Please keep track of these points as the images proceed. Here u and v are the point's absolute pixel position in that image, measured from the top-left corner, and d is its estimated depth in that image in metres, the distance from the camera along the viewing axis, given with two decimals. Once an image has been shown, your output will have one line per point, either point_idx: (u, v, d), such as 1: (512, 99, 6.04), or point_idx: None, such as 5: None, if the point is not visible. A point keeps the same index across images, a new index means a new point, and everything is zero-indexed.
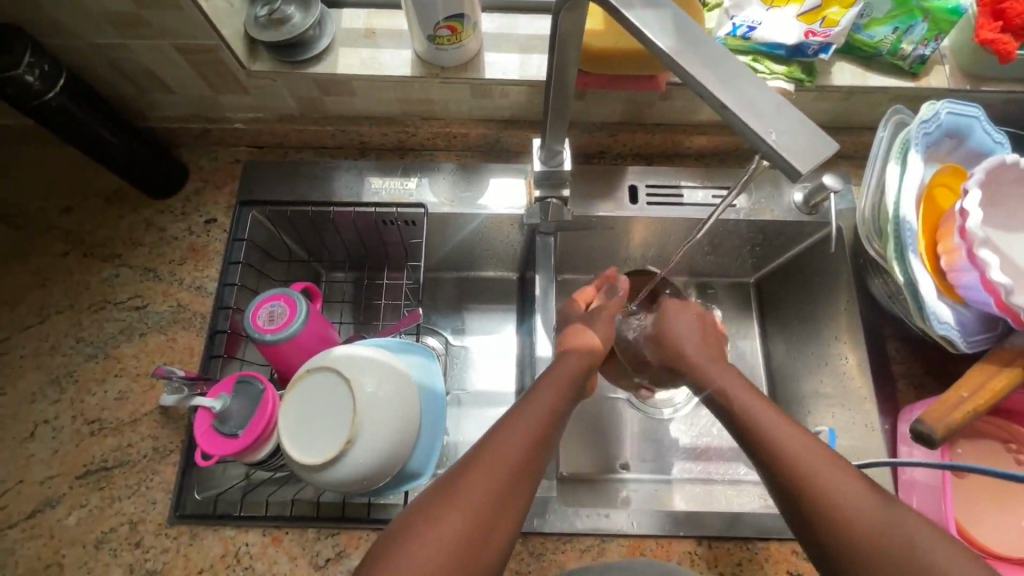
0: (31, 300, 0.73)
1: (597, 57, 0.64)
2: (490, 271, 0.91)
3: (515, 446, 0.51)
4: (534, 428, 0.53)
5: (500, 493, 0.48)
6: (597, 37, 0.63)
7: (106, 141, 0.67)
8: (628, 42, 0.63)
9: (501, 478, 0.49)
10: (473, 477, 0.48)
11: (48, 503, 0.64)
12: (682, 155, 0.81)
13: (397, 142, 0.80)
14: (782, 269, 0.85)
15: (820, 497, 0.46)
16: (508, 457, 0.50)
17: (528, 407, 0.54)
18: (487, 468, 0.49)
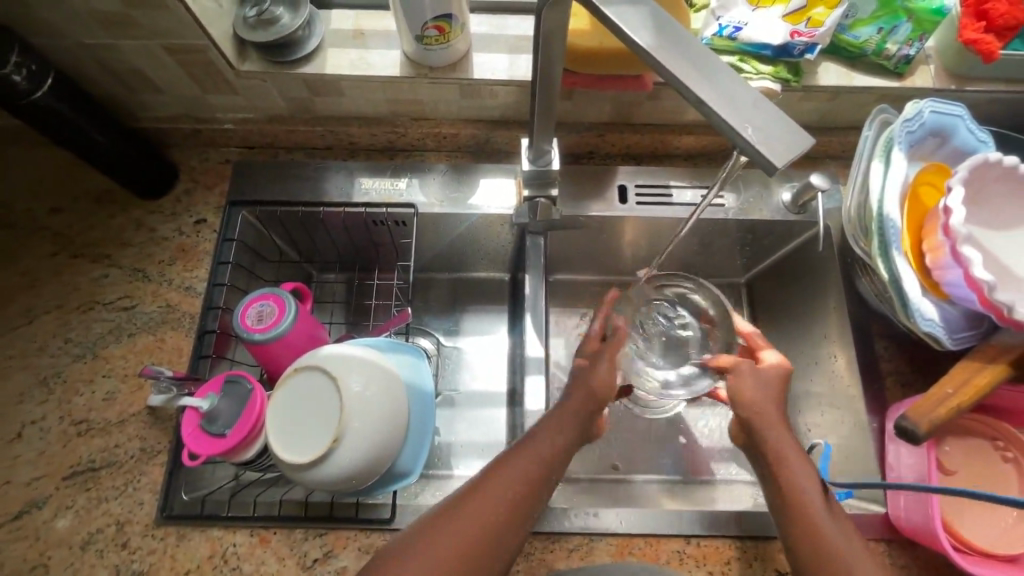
0: (19, 300, 0.72)
1: (583, 57, 0.65)
2: (482, 271, 0.91)
3: (518, 476, 0.51)
4: (540, 459, 0.53)
5: (499, 522, 0.49)
6: (582, 37, 0.64)
7: (95, 141, 0.67)
8: (614, 43, 0.63)
9: (513, 492, 0.50)
10: (487, 491, 0.50)
11: (35, 504, 0.64)
12: (672, 156, 0.81)
13: (387, 142, 0.80)
14: (773, 269, 0.86)
15: (802, 511, 0.51)
16: (512, 488, 0.50)
17: (536, 439, 0.55)
18: (489, 496, 0.50)
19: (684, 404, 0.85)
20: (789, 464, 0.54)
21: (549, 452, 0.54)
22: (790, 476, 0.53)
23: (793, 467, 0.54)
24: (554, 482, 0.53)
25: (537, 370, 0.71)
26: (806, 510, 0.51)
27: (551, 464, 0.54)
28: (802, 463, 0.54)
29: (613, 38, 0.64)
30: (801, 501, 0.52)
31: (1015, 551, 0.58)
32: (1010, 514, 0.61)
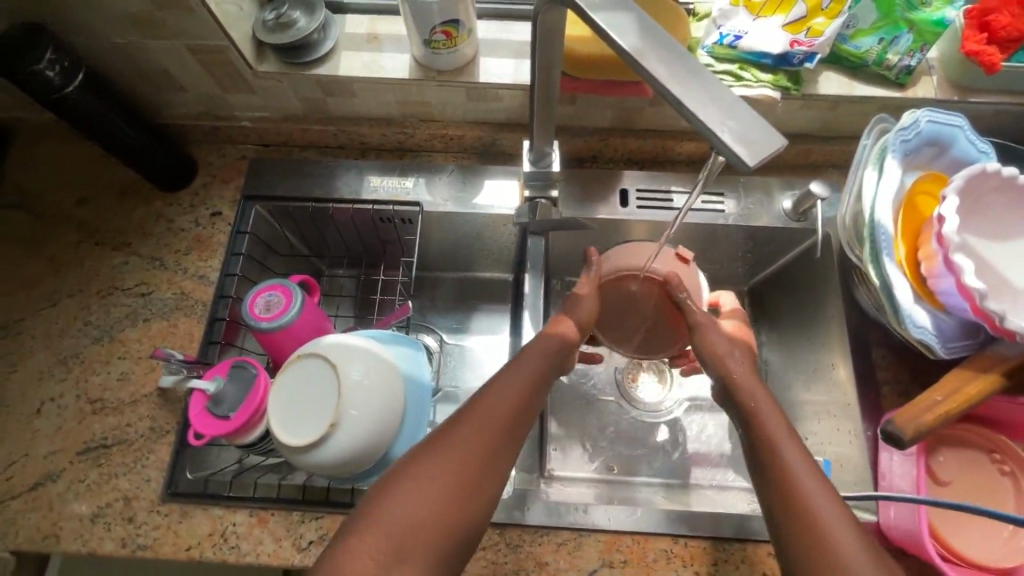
0: (44, 284, 0.77)
1: (588, 64, 0.67)
2: (486, 271, 0.93)
3: (493, 411, 0.52)
4: (513, 394, 0.54)
5: (477, 459, 0.49)
6: (581, 43, 0.66)
7: (120, 134, 0.71)
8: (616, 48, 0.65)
9: (502, 410, 0.52)
10: (478, 411, 0.52)
11: (50, 476, 0.67)
12: (673, 161, 0.82)
13: (396, 142, 0.82)
14: (775, 277, 0.86)
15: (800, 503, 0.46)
16: (500, 411, 0.52)
17: (509, 373, 0.55)
18: (467, 431, 0.50)
19: (681, 411, 0.86)
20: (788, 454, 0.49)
21: (523, 386, 0.55)
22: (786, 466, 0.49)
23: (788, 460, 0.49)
24: (530, 413, 0.54)
25: None
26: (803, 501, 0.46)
27: (527, 394, 0.54)
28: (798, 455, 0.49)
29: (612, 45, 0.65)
30: (799, 496, 0.47)
31: (1009, 566, 0.57)
32: (1005, 529, 0.60)
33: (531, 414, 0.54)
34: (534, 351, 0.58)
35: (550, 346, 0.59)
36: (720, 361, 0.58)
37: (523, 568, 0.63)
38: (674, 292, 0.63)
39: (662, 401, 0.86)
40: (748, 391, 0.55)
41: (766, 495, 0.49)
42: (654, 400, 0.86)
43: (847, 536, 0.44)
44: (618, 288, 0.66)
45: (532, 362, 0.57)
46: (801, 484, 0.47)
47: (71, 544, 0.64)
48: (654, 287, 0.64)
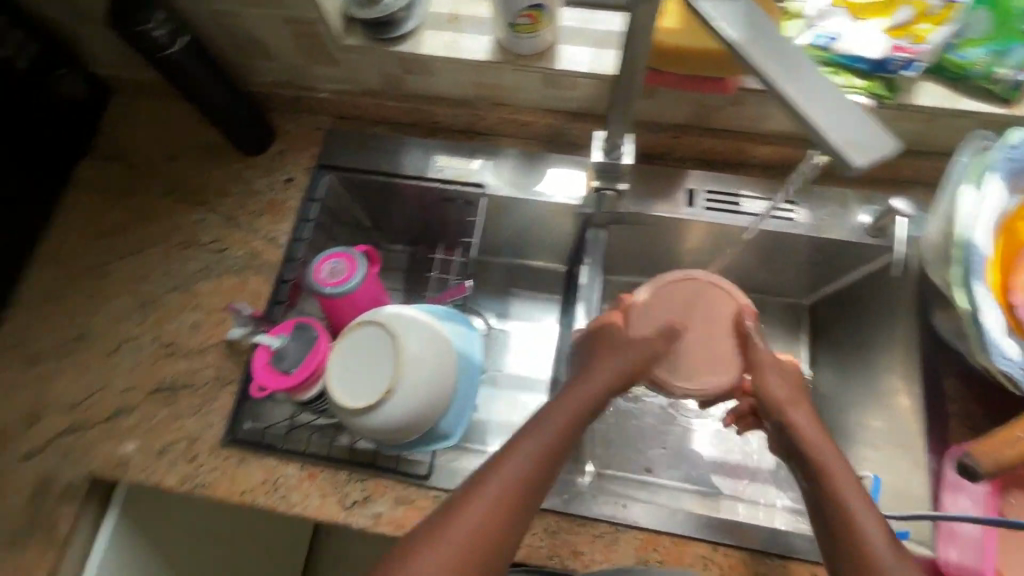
0: (131, 232, 0.82)
1: (675, 57, 0.65)
2: (538, 260, 0.94)
3: (552, 432, 0.53)
4: (557, 434, 0.53)
5: (541, 471, 0.51)
6: (672, 35, 0.64)
7: (211, 97, 0.74)
8: (705, 42, 0.63)
9: (568, 422, 0.54)
10: (548, 421, 0.54)
11: (125, 410, 0.72)
12: (748, 165, 0.80)
13: (467, 124, 0.84)
14: (840, 294, 0.82)
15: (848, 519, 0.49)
16: (569, 424, 0.54)
17: (580, 384, 0.57)
18: (537, 442, 0.52)
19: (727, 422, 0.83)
20: (857, 507, 0.50)
21: (568, 425, 0.54)
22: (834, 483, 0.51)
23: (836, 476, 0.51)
24: (569, 455, 0.54)
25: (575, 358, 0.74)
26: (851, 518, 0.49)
27: (575, 426, 0.55)
28: (844, 468, 0.52)
29: (703, 39, 0.63)
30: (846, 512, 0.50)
31: None
32: None
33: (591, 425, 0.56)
34: (590, 386, 0.57)
35: (600, 385, 0.57)
36: (777, 403, 0.56)
37: (557, 553, 0.64)
38: (741, 318, 0.62)
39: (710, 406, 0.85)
40: (808, 432, 0.54)
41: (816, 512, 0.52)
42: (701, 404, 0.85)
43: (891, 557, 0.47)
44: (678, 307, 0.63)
45: (602, 373, 0.58)
46: (871, 537, 0.48)
47: (139, 475, 0.69)
48: (716, 312, 0.63)
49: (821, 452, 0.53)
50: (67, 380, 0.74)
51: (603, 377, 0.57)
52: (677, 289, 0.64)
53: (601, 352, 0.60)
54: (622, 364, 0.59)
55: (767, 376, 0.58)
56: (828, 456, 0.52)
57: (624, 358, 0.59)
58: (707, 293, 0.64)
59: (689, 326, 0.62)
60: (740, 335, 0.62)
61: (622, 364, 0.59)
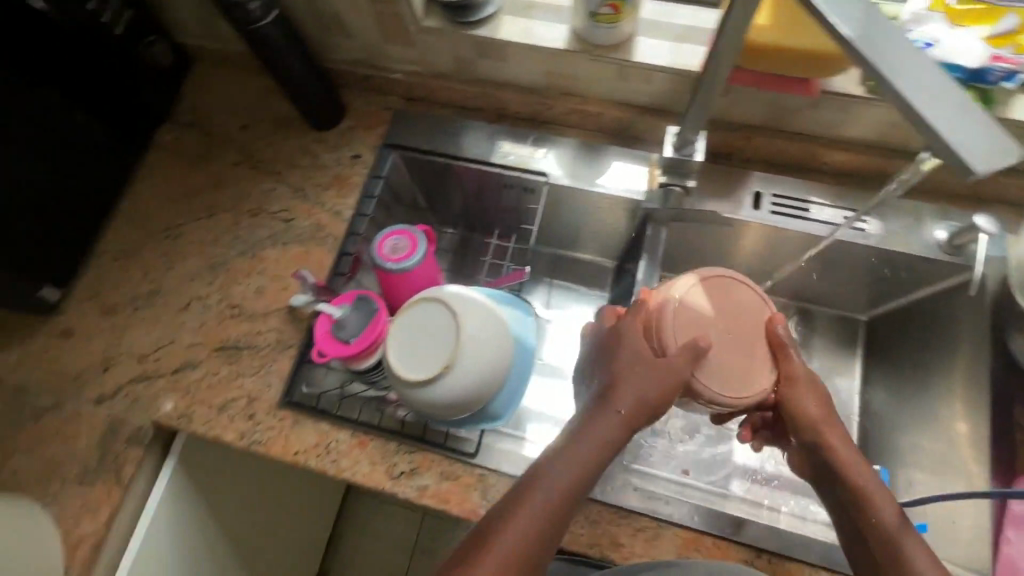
0: (204, 196, 0.86)
1: (761, 56, 0.64)
2: (586, 253, 0.95)
3: (594, 446, 0.54)
4: (589, 465, 0.54)
5: (584, 480, 0.54)
6: (762, 33, 0.62)
7: (291, 71, 0.77)
8: (795, 43, 0.61)
9: (609, 435, 0.54)
10: (593, 434, 0.54)
11: (191, 364, 0.76)
12: (819, 171, 0.79)
13: (534, 113, 0.84)
14: (904, 309, 0.82)
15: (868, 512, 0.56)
16: (609, 437, 0.54)
17: (623, 396, 0.55)
18: (580, 455, 0.54)
19: None
20: (899, 535, 0.54)
21: (597, 458, 0.54)
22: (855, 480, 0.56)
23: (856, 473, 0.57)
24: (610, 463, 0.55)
25: None
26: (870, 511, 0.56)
27: (615, 437, 0.55)
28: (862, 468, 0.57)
29: (794, 39, 0.61)
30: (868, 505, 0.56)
31: None
32: None
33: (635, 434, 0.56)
34: (621, 416, 0.55)
35: (637, 397, 0.55)
36: (816, 424, 0.58)
37: (597, 543, 0.65)
38: (772, 329, 0.58)
39: None
40: (842, 453, 0.57)
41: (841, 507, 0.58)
42: None
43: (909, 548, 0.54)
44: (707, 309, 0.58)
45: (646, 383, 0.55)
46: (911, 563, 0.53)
47: (200, 427, 0.73)
48: (746, 316, 0.59)
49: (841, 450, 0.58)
50: (140, 331, 0.78)
51: (623, 405, 0.55)
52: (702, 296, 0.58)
53: (622, 373, 0.56)
54: (651, 388, 0.54)
55: (802, 396, 0.58)
56: (847, 454, 0.57)
57: (656, 380, 0.55)
58: (735, 301, 0.59)
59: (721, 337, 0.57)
60: (773, 344, 0.58)
61: (647, 390, 0.54)
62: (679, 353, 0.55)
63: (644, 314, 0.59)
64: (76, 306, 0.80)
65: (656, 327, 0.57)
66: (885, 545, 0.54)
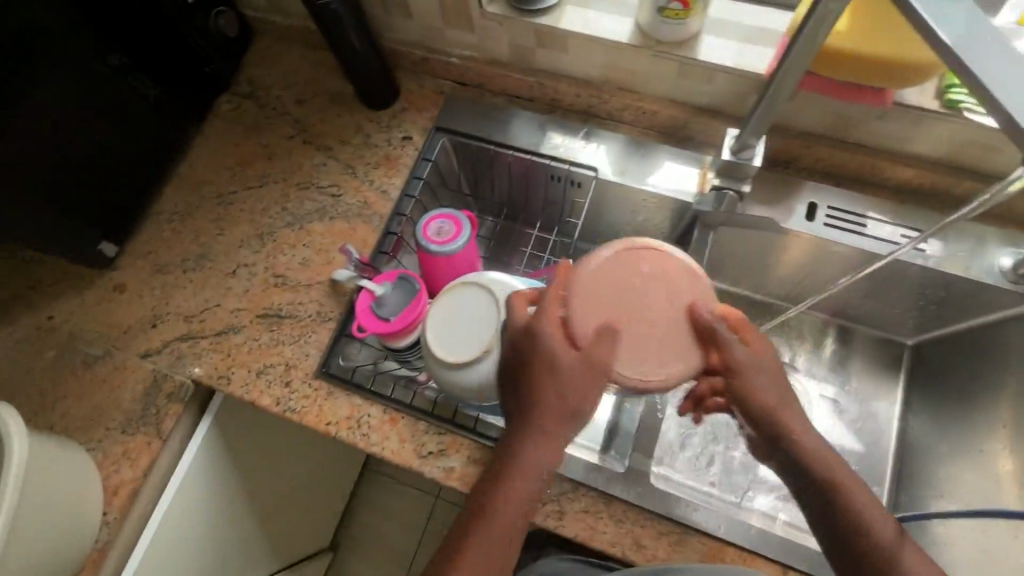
0: (257, 166, 0.88)
1: (838, 63, 0.61)
2: None
3: (530, 463, 0.53)
4: (530, 484, 0.53)
5: (529, 494, 0.53)
6: (840, 38, 0.59)
7: (353, 49, 0.78)
8: (875, 50, 0.59)
9: (540, 447, 0.53)
10: (525, 448, 0.53)
11: (233, 328, 0.78)
12: (879, 186, 0.77)
13: (587, 106, 0.83)
14: (950, 337, 0.81)
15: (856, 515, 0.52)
16: (543, 450, 0.53)
17: (546, 407, 0.53)
18: (518, 473, 0.53)
19: None
20: (883, 531, 0.52)
21: (535, 478, 0.53)
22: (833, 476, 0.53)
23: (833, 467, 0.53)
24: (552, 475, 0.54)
25: None
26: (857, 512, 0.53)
27: (545, 448, 0.53)
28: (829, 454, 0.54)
29: (872, 47, 0.59)
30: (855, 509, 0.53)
31: None
32: None
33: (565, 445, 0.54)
34: (550, 436, 0.53)
35: (554, 404, 0.52)
36: (772, 413, 0.52)
37: (620, 542, 0.65)
38: (700, 305, 0.50)
39: None
40: (810, 447, 0.53)
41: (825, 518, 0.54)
42: None
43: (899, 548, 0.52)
44: (617, 287, 0.51)
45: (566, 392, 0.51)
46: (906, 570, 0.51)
47: (238, 390, 0.75)
48: (666, 293, 0.51)
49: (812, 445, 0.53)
50: (187, 293, 0.81)
51: (546, 425, 0.53)
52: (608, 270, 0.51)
53: (538, 384, 0.52)
54: (574, 395, 0.51)
55: (752, 382, 0.52)
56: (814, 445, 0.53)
57: (574, 383, 0.50)
58: (653, 274, 0.52)
59: (638, 319, 0.50)
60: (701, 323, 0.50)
61: (570, 401, 0.52)
62: (588, 341, 0.50)
63: (549, 306, 0.52)
64: (130, 262, 0.83)
65: (561, 315, 0.51)
66: (877, 551, 0.52)
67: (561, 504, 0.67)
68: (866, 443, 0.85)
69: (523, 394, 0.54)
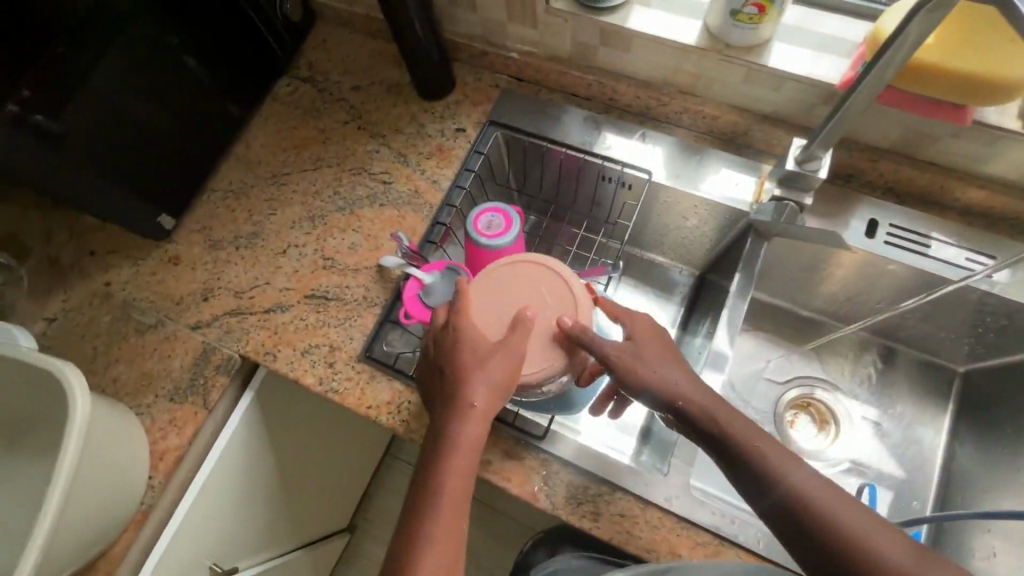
0: (311, 149, 0.89)
1: (922, 77, 0.60)
2: (663, 257, 0.93)
3: (469, 434, 0.57)
4: (466, 459, 0.57)
5: (466, 465, 0.57)
6: (927, 53, 0.58)
7: (417, 39, 0.78)
8: (963, 66, 0.57)
9: (472, 417, 0.58)
10: (460, 420, 0.57)
11: (280, 306, 0.80)
12: (944, 206, 0.74)
13: (644, 107, 0.82)
14: (1005, 368, 0.78)
15: (817, 516, 0.51)
16: (476, 421, 0.58)
17: (472, 381, 0.58)
18: (455, 444, 0.57)
19: (840, 468, 0.83)
20: (851, 525, 0.50)
21: (470, 447, 0.57)
22: (783, 473, 0.54)
23: (784, 465, 0.54)
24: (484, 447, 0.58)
25: (715, 368, 0.73)
26: (817, 510, 0.52)
27: (479, 418, 0.58)
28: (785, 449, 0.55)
29: (962, 64, 0.57)
30: (817, 509, 0.52)
31: None
32: None
33: (492, 416, 0.59)
34: (480, 414, 0.58)
35: (483, 378, 0.58)
36: (669, 392, 0.59)
37: (655, 549, 0.65)
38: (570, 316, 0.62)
39: (824, 452, 0.85)
40: (759, 449, 0.55)
41: (793, 527, 0.53)
42: (813, 451, 0.85)
43: (877, 539, 0.50)
44: (505, 296, 0.64)
45: (487, 366, 0.58)
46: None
47: (283, 366, 0.76)
48: (542, 303, 0.64)
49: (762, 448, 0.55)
50: (238, 269, 0.83)
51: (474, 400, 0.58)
52: (498, 278, 0.65)
53: (458, 367, 0.59)
54: (496, 374, 0.58)
55: (637, 368, 0.60)
56: (767, 449, 0.55)
57: (486, 364, 0.59)
58: (535, 284, 0.65)
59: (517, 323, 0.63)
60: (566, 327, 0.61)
61: (489, 378, 0.58)
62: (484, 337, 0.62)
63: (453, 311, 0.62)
64: (185, 236, 0.86)
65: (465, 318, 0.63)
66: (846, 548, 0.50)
67: (597, 505, 0.67)
68: (907, 468, 0.83)
69: (446, 374, 0.60)
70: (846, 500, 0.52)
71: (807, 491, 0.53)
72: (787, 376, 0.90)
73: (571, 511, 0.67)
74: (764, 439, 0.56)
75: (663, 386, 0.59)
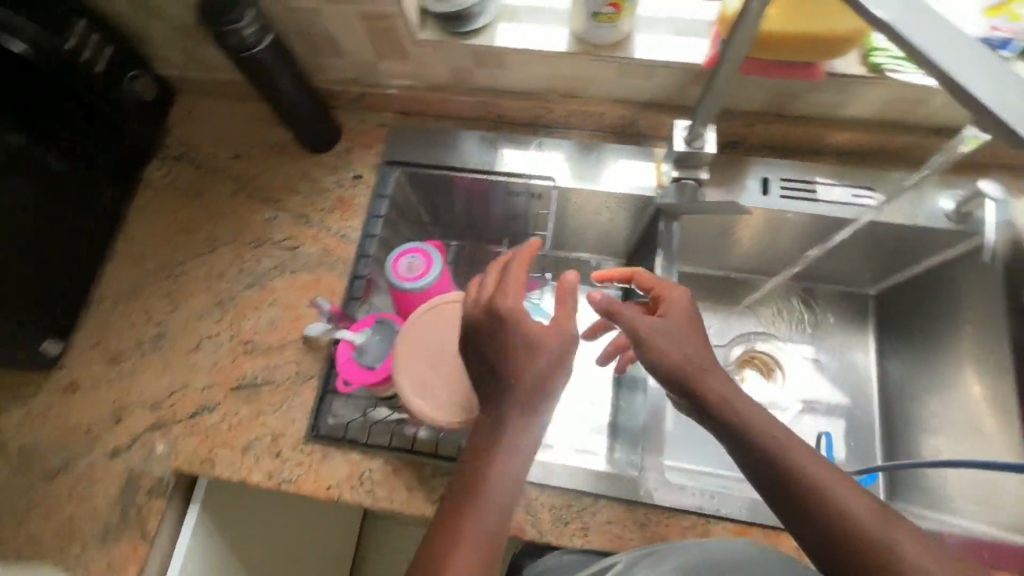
0: (203, 231, 0.83)
1: (773, 44, 0.64)
2: (587, 253, 0.94)
3: (524, 424, 0.53)
4: (519, 457, 0.52)
5: (518, 462, 0.52)
6: (776, 22, 0.62)
7: (288, 97, 0.75)
8: (806, 28, 0.62)
9: (528, 408, 0.53)
10: (515, 412, 0.53)
11: (206, 407, 0.73)
12: (821, 152, 0.81)
13: (534, 116, 0.83)
14: (904, 283, 0.86)
15: (794, 472, 0.53)
16: (532, 415, 0.53)
17: (526, 367, 0.53)
18: (508, 437, 0.52)
19: (794, 410, 0.88)
20: (823, 481, 0.52)
21: (527, 441, 0.53)
22: (762, 434, 0.55)
23: (756, 427, 0.56)
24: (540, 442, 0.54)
25: None
26: (791, 468, 0.53)
27: (535, 410, 0.53)
28: (762, 410, 0.57)
29: (807, 27, 0.62)
30: (793, 466, 0.53)
31: None
32: None
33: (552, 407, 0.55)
34: (538, 405, 0.54)
35: (536, 365, 0.54)
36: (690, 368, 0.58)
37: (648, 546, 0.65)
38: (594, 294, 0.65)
39: (777, 400, 0.89)
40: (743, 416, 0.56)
41: (771, 488, 0.54)
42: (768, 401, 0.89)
43: (845, 494, 0.51)
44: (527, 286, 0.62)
45: (541, 354, 0.54)
46: (912, 561, 0.47)
47: (224, 471, 0.70)
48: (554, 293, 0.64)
49: (749, 410, 0.57)
50: (148, 378, 0.75)
51: (526, 399, 0.53)
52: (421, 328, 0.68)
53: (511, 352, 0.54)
54: (549, 362, 0.54)
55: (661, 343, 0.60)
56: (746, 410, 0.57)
57: (541, 350, 0.54)
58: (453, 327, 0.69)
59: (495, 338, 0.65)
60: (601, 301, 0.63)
61: (545, 364, 0.54)
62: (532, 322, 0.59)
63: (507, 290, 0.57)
64: (78, 357, 0.77)
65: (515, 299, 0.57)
66: (813, 503, 0.51)
67: (584, 519, 0.66)
68: (851, 393, 0.89)
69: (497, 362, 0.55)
70: (817, 458, 0.54)
71: (789, 447, 0.54)
72: (728, 337, 0.94)
73: (560, 532, 0.65)
74: (746, 405, 0.57)
75: (691, 363, 0.58)
